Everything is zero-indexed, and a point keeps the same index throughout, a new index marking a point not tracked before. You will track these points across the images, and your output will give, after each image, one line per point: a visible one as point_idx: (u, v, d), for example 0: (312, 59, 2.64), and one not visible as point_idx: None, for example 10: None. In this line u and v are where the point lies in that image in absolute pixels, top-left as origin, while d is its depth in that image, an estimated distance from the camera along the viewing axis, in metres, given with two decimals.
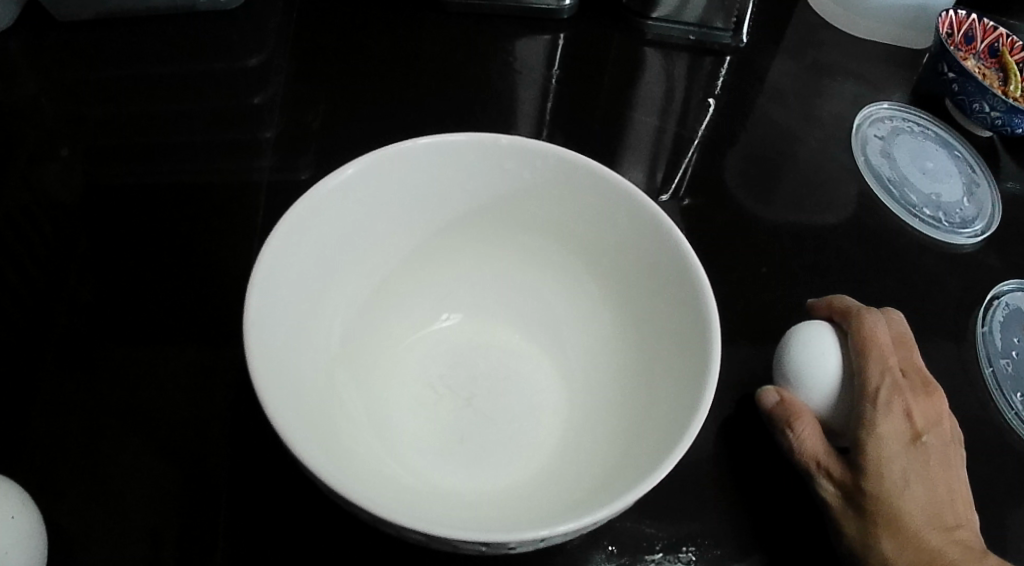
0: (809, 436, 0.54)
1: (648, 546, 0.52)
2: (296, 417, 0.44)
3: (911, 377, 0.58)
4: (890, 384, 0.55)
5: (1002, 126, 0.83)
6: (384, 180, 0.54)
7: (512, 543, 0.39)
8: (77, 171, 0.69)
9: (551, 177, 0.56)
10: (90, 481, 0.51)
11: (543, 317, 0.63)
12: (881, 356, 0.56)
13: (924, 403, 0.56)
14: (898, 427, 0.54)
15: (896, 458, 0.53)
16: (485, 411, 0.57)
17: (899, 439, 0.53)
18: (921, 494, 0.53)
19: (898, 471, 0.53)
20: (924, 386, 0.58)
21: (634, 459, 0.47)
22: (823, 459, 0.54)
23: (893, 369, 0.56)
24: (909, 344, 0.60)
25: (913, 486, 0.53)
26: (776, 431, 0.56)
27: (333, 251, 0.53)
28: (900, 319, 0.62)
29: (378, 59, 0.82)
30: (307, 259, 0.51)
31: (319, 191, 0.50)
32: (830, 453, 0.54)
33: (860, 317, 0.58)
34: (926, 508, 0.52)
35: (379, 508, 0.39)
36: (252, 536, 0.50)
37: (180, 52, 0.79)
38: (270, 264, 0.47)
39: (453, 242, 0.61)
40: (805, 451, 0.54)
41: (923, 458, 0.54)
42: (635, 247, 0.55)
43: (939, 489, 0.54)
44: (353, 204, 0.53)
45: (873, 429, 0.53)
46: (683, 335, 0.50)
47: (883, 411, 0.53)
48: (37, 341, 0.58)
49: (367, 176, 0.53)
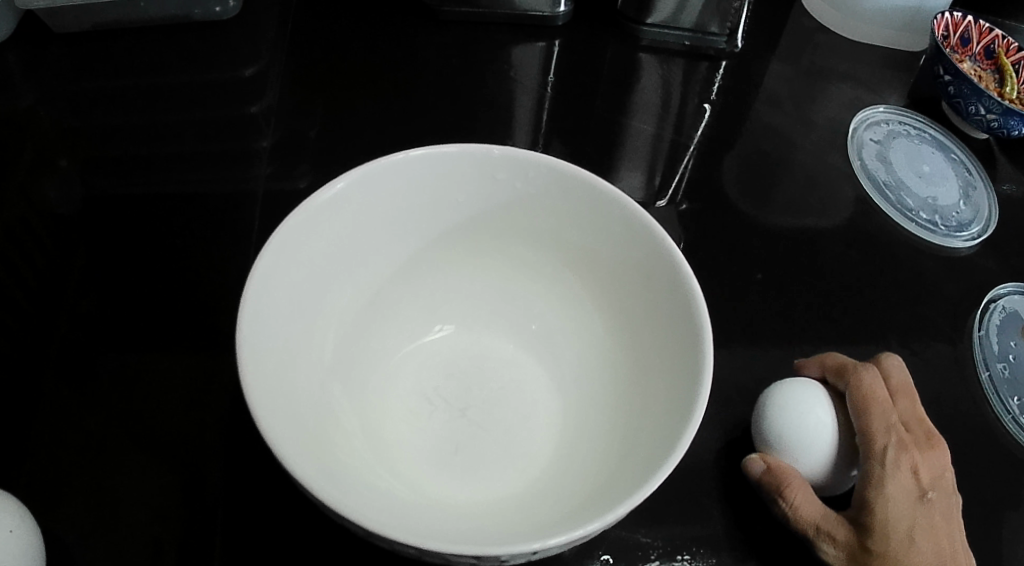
0: (805, 504, 0.52)
1: (643, 554, 0.52)
2: (289, 432, 0.44)
3: (914, 430, 0.57)
4: (895, 442, 0.53)
5: (998, 128, 0.83)
6: (377, 192, 0.54)
7: (504, 556, 0.39)
8: (76, 182, 0.70)
9: (544, 187, 0.56)
10: (88, 493, 0.52)
11: (538, 328, 0.63)
12: (883, 413, 0.55)
13: (928, 458, 0.55)
14: (903, 485, 0.52)
15: (902, 516, 0.52)
16: (480, 423, 0.58)
17: (906, 496, 0.52)
18: (927, 551, 0.51)
19: (905, 530, 0.51)
20: (929, 440, 0.56)
21: (627, 470, 0.47)
22: (822, 525, 0.52)
23: (898, 424, 0.55)
24: (910, 394, 0.59)
25: (920, 543, 0.51)
26: (768, 499, 0.54)
27: (327, 266, 0.54)
28: (900, 365, 0.60)
29: (375, 67, 0.82)
30: (300, 273, 0.51)
31: (311, 205, 0.50)
32: (831, 516, 0.52)
33: (856, 376, 0.57)
34: (933, 564, 0.51)
35: (372, 524, 0.39)
36: (250, 547, 0.51)
37: (177, 62, 0.80)
38: (263, 278, 0.47)
39: (447, 253, 0.62)
40: (803, 519, 0.52)
41: (929, 514, 0.53)
42: (628, 257, 0.55)
43: (944, 544, 0.52)
44: (346, 217, 0.53)
45: (878, 488, 0.52)
46: (676, 348, 0.50)
47: (891, 470, 0.52)
48: (35, 353, 0.58)
49: (359, 189, 0.53)
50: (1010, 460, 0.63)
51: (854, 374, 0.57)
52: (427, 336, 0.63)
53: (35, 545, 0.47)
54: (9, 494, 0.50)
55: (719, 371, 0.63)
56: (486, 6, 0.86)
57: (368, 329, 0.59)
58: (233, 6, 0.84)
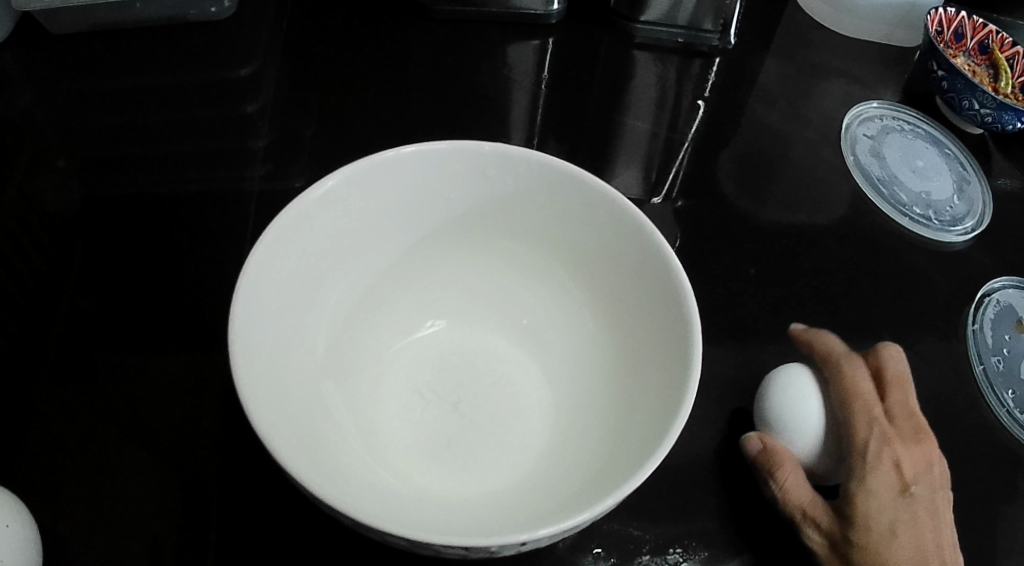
0: (794, 488, 0.53)
1: (635, 547, 0.53)
2: (280, 426, 0.44)
3: (900, 425, 0.57)
4: (878, 435, 0.55)
5: (992, 123, 0.83)
6: (369, 188, 0.55)
7: (494, 547, 0.40)
8: (73, 183, 0.70)
9: (534, 182, 0.56)
10: (85, 489, 0.52)
11: (530, 322, 0.63)
12: (866, 408, 0.56)
13: (914, 452, 0.56)
14: (885, 478, 0.54)
15: (884, 510, 0.53)
16: (472, 416, 0.58)
17: (888, 490, 0.53)
18: (908, 544, 0.52)
19: (887, 526, 0.52)
20: (917, 435, 0.57)
21: (617, 463, 0.47)
22: (808, 510, 0.53)
23: (881, 418, 0.56)
24: (904, 389, 0.59)
25: (901, 536, 0.52)
26: (759, 480, 0.54)
27: (319, 261, 0.54)
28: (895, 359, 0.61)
29: (370, 66, 0.83)
30: (292, 269, 0.51)
31: (302, 202, 0.51)
32: (818, 504, 0.53)
33: (842, 370, 0.58)
34: (915, 557, 0.52)
35: (362, 515, 0.40)
36: (244, 543, 0.51)
37: (173, 62, 0.80)
38: (254, 274, 0.47)
39: (440, 248, 0.62)
40: (791, 502, 0.53)
41: (912, 510, 0.54)
42: (618, 251, 0.55)
43: (928, 538, 0.53)
44: (337, 213, 0.54)
45: (861, 484, 0.53)
46: (666, 342, 0.50)
47: (872, 466, 0.54)
48: (32, 352, 0.59)
49: (350, 186, 0.54)
50: (1005, 453, 0.64)
51: (840, 368, 0.58)
52: (420, 331, 0.63)
53: (31, 542, 0.48)
54: (3, 488, 0.50)
55: (712, 365, 0.63)
56: (480, 5, 0.86)
57: (360, 323, 0.60)
58: (228, 6, 0.84)
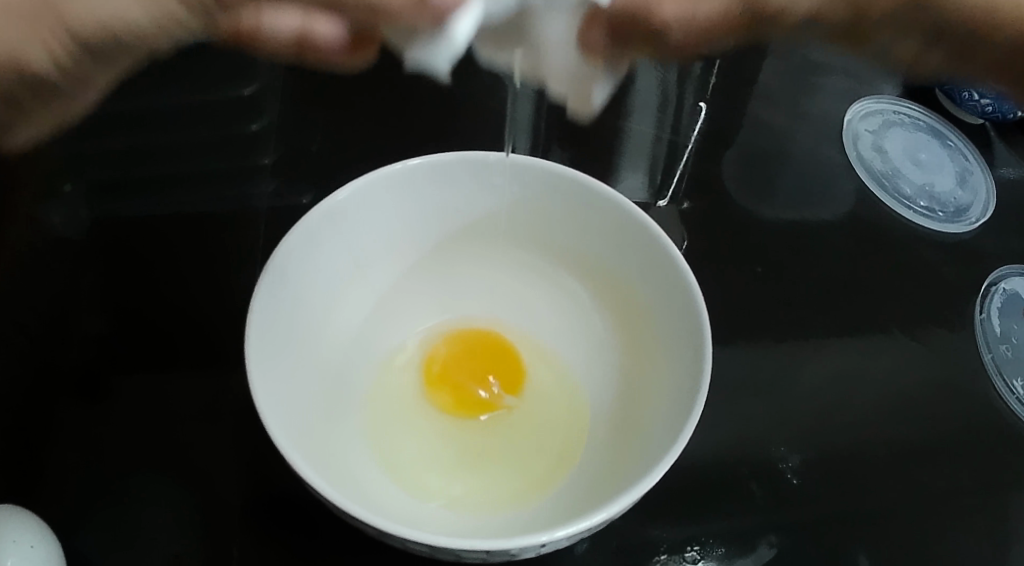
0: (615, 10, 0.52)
1: (655, 547, 0.53)
2: (297, 442, 0.45)
3: None
4: None
5: (991, 113, 0.87)
6: (363, 213, 0.58)
7: (514, 550, 0.40)
8: (78, 206, 0.70)
9: (520, 195, 0.61)
10: (107, 510, 0.53)
11: (542, 334, 0.67)
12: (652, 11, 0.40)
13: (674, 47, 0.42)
14: None
15: None
16: (484, 425, 0.61)
17: None
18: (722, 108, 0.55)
19: None
20: None
21: (636, 466, 0.48)
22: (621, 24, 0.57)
23: None
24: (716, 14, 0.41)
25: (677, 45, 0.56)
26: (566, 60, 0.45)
27: (321, 286, 0.57)
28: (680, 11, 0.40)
29: (372, 82, 0.83)
30: (303, 319, 0.55)
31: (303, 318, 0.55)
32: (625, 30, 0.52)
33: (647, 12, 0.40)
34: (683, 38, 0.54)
35: (386, 524, 0.40)
36: (265, 557, 0.51)
37: (175, 86, 0.80)
38: (268, 308, 0.50)
39: (461, 259, 0.66)
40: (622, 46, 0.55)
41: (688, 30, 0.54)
42: (624, 267, 0.60)
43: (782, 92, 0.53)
44: (337, 305, 0.59)
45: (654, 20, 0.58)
46: (688, 343, 0.52)
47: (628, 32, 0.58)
48: (47, 377, 0.59)
49: (337, 250, 0.58)
50: (1015, 435, 0.63)
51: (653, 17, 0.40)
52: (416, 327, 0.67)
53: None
54: (44, 533, 0.48)
55: (719, 364, 0.64)
56: None
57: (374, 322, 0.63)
58: None
